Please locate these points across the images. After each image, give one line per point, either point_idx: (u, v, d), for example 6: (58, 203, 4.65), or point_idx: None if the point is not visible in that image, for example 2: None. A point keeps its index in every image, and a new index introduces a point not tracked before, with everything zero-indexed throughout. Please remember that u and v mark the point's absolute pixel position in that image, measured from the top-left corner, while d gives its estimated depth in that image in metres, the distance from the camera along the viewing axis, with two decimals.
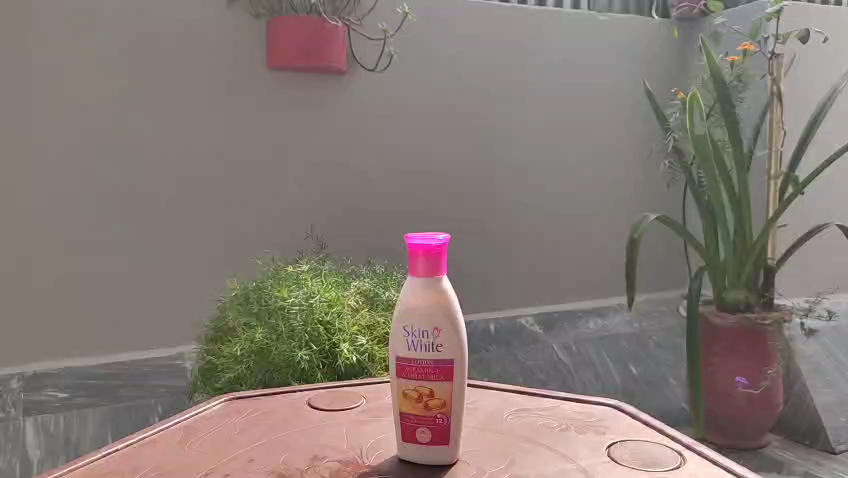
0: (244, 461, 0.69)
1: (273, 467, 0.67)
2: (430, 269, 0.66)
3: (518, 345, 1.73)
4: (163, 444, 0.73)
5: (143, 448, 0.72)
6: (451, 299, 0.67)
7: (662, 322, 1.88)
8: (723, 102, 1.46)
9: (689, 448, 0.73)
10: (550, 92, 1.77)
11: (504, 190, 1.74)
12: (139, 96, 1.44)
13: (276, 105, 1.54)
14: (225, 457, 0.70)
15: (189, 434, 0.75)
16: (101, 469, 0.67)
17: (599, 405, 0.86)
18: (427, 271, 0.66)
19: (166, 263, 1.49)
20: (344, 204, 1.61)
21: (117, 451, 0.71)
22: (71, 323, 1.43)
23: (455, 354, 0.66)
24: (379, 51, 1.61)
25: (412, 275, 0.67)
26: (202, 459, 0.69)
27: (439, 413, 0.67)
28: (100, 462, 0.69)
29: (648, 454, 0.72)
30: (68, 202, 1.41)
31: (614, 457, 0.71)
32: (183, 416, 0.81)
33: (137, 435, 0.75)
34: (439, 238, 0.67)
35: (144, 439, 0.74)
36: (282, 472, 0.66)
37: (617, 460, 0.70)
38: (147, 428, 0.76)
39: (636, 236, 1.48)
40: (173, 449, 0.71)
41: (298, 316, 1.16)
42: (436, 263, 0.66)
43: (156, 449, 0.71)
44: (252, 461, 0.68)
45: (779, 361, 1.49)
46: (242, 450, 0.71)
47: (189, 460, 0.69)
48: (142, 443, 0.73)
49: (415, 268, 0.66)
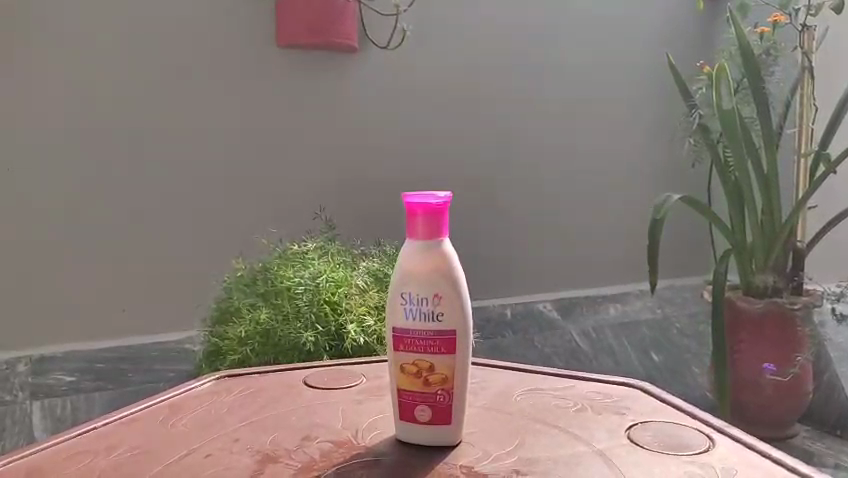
0: (229, 441, 0.65)
1: (261, 448, 0.63)
2: (431, 230, 0.61)
3: (537, 331, 1.67)
4: (146, 423, 0.69)
5: (123, 428, 0.68)
6: (453, 263, 0.62)
7: (684, 309, 1.79)
8: (752, 75, 1.38)
9: (717, 430, 0.68)
10: (568, 69, 1.70)
11: (521, 172, 1.69)
12: (143, 74, 1.40)
13: (284, 83, 1.49)
14: (209, 437, 0.65)
15: (172, 413, 0.72)
16: (74, 449, 0.63)
17: (620, 386, 0.80)
18: (427, 232, 0.61)
19: (173, 246, 1.46)
20: (353, 185, 1.56)
21: (95, 430, 0.68)
22: (76, 307, 1.41)
23: (457, 326, 0.61)
24: (392, 28, 1.55)
25: (411, 237, 0.62)
26: (184, 438, 0.65)
27: (440, 389, 0.62)
28: (77, 441, 0.65)
29: (672, 437, 0.66)
30: (71, 185, 1.38)
31: (634, 439, 0.65)
32: (169, 394, 0.77)
33: (119, 414, 0.71)
34: (440, 197, 0.62)
35: (124, 418, 0.70)
36: (268, 453, 0.62)
37: (638, 443, 0.65)
38: (130, 407, 0.73)
39: (659, 217, 1.41)
40: (156, 428, 0.68)
41: (304, 297, 1.12)
42: (437, 224, 0.61)
43: (138, 429, 0.68)
44: (238, 441, 0.64)
45: (809, 347, 1.41)
46: (229, 429, 0.67)
47: (171, 440, 0.65)
48: (124, 422, 0.69)
49: (415, 230, 0.62)
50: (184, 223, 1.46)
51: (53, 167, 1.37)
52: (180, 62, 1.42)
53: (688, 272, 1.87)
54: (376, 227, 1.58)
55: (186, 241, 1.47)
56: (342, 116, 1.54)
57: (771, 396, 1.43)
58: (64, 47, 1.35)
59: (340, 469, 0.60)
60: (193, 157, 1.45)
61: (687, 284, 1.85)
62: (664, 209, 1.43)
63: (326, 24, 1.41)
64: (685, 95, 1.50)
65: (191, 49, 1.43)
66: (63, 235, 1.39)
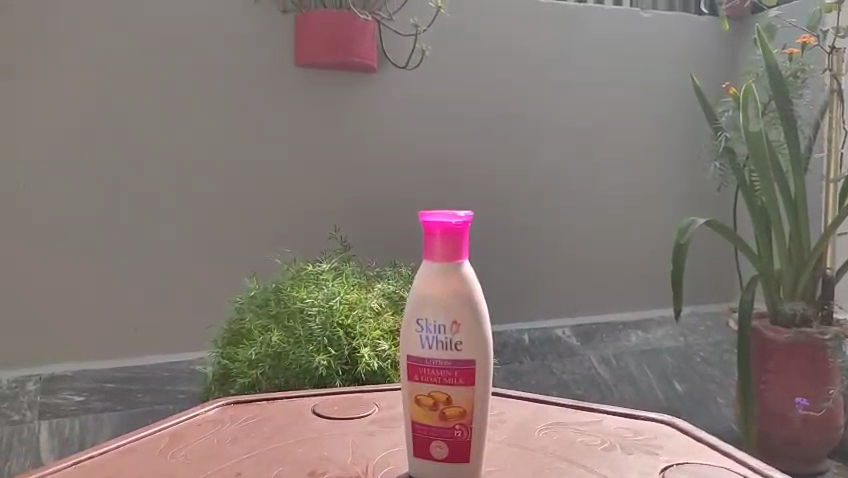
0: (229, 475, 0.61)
1: None
2: (449, 252, 0.58)
3: (555, 357, 1.63)
4: (142, 454, 0.66)
5: (119, 458, 0.65)
6: (473, 287, 0.58)
7: (708, 337, 1.74)
8: (780, 97, 1.34)
9: (760, 474, 0.63)
10: (589, 87, 1.68)
11: (539, 193, 1.65)
12: (160, 92, 1.40)
13: (303, 102, 1.48)
14: (208, 470, 0.62)
15: (172, 442, 0.69)
16: None
17: (651, 422, 0.76)
18: (445, 253, 0.58)
19: (185, 265, 1.44)
20: (369, 203, 1.54)
21: (90, 459, 0.65)
22: (87, 325, 1.39)
23: (476, 355, 0.58)
24: (411, 47, 1.54)
25: (429, 257, 0.59)
26: (181, 470, 0.62)
27: (457, 424, 0.58)
28: (69, 471, 0.62)
29: None
30: (84, 201, 1.37)
31: None
32: (171, 420, 0.74)
33: (117, 442, 0.68)
34: (460, 216, 0.59)
35: (121, 447, 0.67)
36: None
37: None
38: (129, 434, 0.70)
39: (683, 242, 1.37)
40: (152, 459, 0.64)
41: (317, 319, 1.09)
42: (457, 245, 0.58)
43: (134, 460, 0.64)
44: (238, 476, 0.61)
45: (840, 380, 1.36)
46: (229, 463, 0.64)
47: (168, 472, 0.62)
48: (121, 452, 0.66)
49: (432, 250, 0.59)
50: (197, 240, 1.44)
51: (67, 182, 1.36)
52: (198, 80, 1.42)
53: (712, 298, 1.82)
54: (392, 248, 1.56)
55: (200, 260, 1.45)
56: (359, 134, 1.52)
57: (802, 431, 1.36)
58: (83, 63, 1.35)
59: None
60: (209, 174, 1.44)
61: (711, 311, 1.80)
62: (688, 234, 1.38)
63: (345, 41, 1.40)
64: (711, 116, 1.46)
65: (211, 66, 1.42)
66: (76, 251, 1.37)
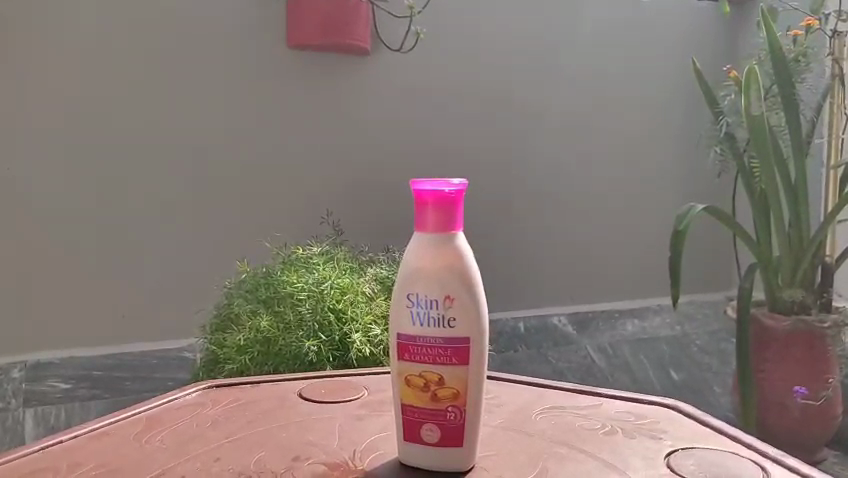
0: (209, 460, 0.58)
1: (243, 469, 0.57)
2: (442, 222, 0.55)
3: (551, 346, 1.62)
4: (116, 439, 0.63)
5: (90, 443, 0.62)
6: (468, 260, 0.56)
7: (706, 326, 1.73)
8: (783, 81, 1.31)
9: (770, 459, 0.61)
10: (587, 73, 1.65)
11: (536, 179, 1.63)
12: (147, 73, 1.36)
13: (294, 85, 1.44)
14: (185, 455, 0.59)
15: (149, 426, 0.66)
16: (31, 465, 0.58)
17: (653, 406, 0.74)
18: (437, 224, 0.55)
19: (174, 251, 1.41)
20: (362, 188, 1.51)
21: (60, 444, 0.62)
22: (73, 312, 1.35)
23: (470, 332, 0.55)
24: (406, 30, 1.51)
25: (420, 229, 0.56)
26: (157, 456, 0.59)
27: (449, 405, 0.56)
28: (36, 457, 0.59)
29: (719, 465, 0.59)
30: (69, 185, 1.33)
31: (675, 468, 0.58)
32: (148, 404, 0.71)
33: (90, 425, 0.66)
34: (454, 185, 0.56)
35: (95, 431, 0.65)
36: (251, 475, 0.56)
37: (681, 473, 0.58)
38: (103, 418, 0.67)
39: (681, 228, 1.34)
40: (126, 444, 0.62)
41: (308, 304, 1.06)
42: (451, 216, 0.55)
43: (106, 445, 0.62)
44: (218, 461, 0.58)
45: (838, 369, 1.35)
46: (208, 448, 0.61)
47: (143, 458, 0.59)
48: (92, 436, 0.64)
49: (424, 221, 0.56)
50: (186, 226, 1.41)
51: (51, 166, 1.32)
52: (187, 61, 1.38)
53: (710, 286, 1.80)
54: (386, 233, 1.53)
55: (190, 245, 1.41)
56: (353, 118, 1.49)
57: (800, 421, 1.35)
58: (67, 42, 1.31)
59: None
60: (199, 158, 1.40)
61: (709, 300, 1.78)
62: (687, 221, 1.36)
63: (339, 24, 1.36)
64: (711, 100, 1.43)
65: (202, 48, 1.38)
66: (61, 236, 1.34)
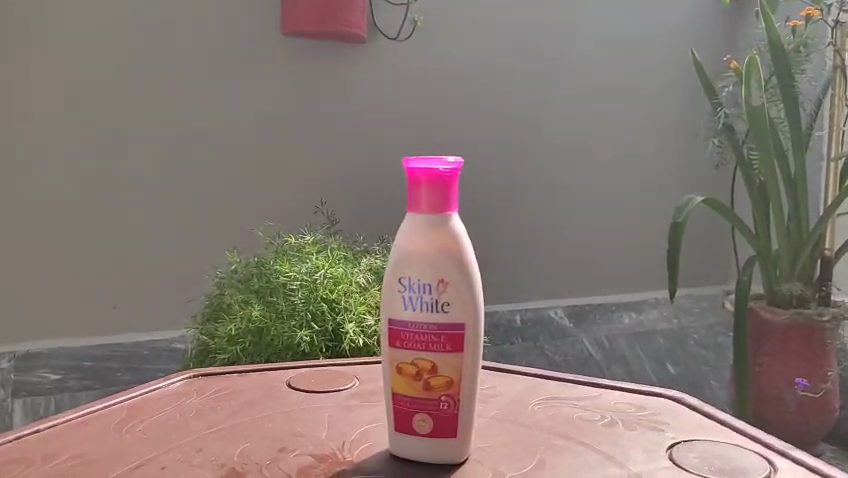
0: (191, 451, 0.56)
1: (227, 461, 0.55)
2: (437, 202, 0.53)
3: (546, 339, 1.59)
4: (96, 428, 0.61)
5: (68, 432, 0.60)
6: (463, 243, 0.54)
7: (702, 319, 1.72)
8: (784, 72, 1.28)
9: (775, 451, 0.59)
10: (587, 63, 1.63)
11: (533, 170, 1.61)
12: (138, 59, 1.33)
13: (288, 72, 1.42)
14: (167, 446, 0.57)
15: (130, 415, 0.64)
16: (6, 456, 0.56)
17: (655, 398, 0.72)
18: (432, 204, 0.53)
19: (165, 241, 1.38)
20: (357, 177, 1.49)
21: (37, 432, 0.60)
22: (62, 302, 1.33)
23: (465, 319, 0.53)
24: (403, 18, 1.48)
25: (414, 209, 0.54)
26: (138, 447, 0.57)
27: (443, 395, 0.54)
28: (12, 446, 0.57)
29: (724, 459, 0.58)
30: (58, 172, 1.31)
31: (677, 461, 0.57)
32: (131, 393, 0.69)
33: (69, 415, 0.64)
34: (449, 163, 0.54)
35: (74, 420, 0.63)
36: (235, 467, 0.54)
37: (684, 466, 0.56)
38: (83, 407, 0.65)
39: (680, 220, 1.32)
40: (106, 434, 0.60)
41: (300, 294, 1.04)
42: (446, 196, 0.53)
43: (84, 435, 0.60)
44: (200, 453, 0.56)
45: (837, 361, 1.33)
46: (191, 438, 0.59)
47: (123, 448, 0.57)
48: (70, 425, 0.62)
49: (418, 201, 0.54)
50: (178, 215, 1.39)
51: (40, 152, 1.29)
52: (178, 47, 1.35)
53: (707, 279, 1.78)
54: (381, 223, 1.51)
55: (181, 234, 1.39)
56: (348, 106, 1.46)
57: (798, 415, 1.33)
58: (56, 26, 1.28)
59: None
60: (192, 146, 1.38)
61: (707, 293, 1.76)
62: (685, 213, 1.34)
63: (335, 12, 1.34)
64: (710, 91, 1.41)
65: (195, 34, 1.36)
66: (49, 224, 1.31)
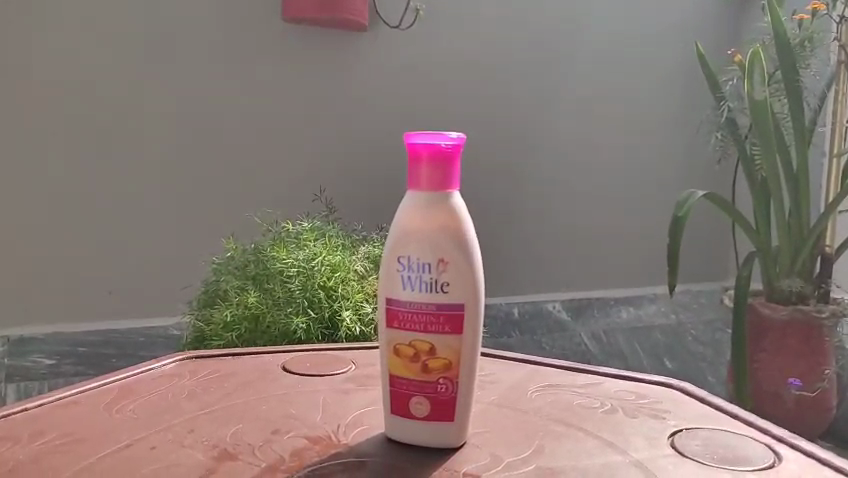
0: (182, 432, 0.56)
1: (217, 442, 0.54)
2: (436, 179, 0.52)
3: (545, 333, 1.60)
4: (85, 408, 0.60)
5: (56, 411, 0.59)
6: (464, 221, 0.53)
7: (701, 315, 1.71)
8: (788, 66, 1.27)
9: (779, 441, 0.58)
10: (589, 56, 1.61)
11: (533, 162, 1.60)
12: (136, 42, 1.31)
13: (288, 59, 1.40)
14: (157, 426, 0.57)
15: (120, 396, 0.63)
16: None
17: (657, 387, 0.71)
18: (431, 181, 0.52)
19: (161, 227, 1.37)
20: (355, 166, 1.47)
21: (25, 411, 0.59)
22: (56, 287, 1.32)
23: (465, 299, 0.52)
24: (404, 7, 1.47)
25: (414, 187, 0.53)
26: (127, 426, 0.56)
27: (441, 377, 0.53)
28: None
29: (727, 448, 0.57)
30: (53, 155, 1.29)
31: (680, 449, 0.56)
32: (122, 374, 0.68)
33: (58, 394, 0.63)
34: (450, 140, 0.52)
35: (64, 399, 0.62)
36: (226, 448, 0.53)
37: (685, 454, 0.55)
38: (73, 387, 0.64)
39: (681, 214, 1.31)
40: (95, 414, 0.59)
41: (298, 281, 1.03)
42: (446, 173, 0.52)
43: (73, 414, 0.59)
44: (191, 433, 0.55)
45: (834, 359, 1.33)
46: (182, 419, 0.58)
47: (111, 428, 0.56)
48: (59, 404, 0.61)
49: (418, 178, 0.53)
50: (174, 200, 1.37)
51: (35, 136, 1.28)
52: (177, 30, 1.33)
53: (706, 275, 1.77)
54: (379, 213, 1.50)
55: (178, 220, 1.38)
56: (347, 94, 1.45)
57: (794, 412, 1.33)
58: (52, 8, 1.26)
59: (309, 470, 0.50)
60: (190, 131, 1.37)
61: (705, 289, 1.76)
62: (686, 207, 1.33)
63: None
64: (714, 84, 1.40)
65: (193, 18, 1.34)
66: (44, 208, 1.30)
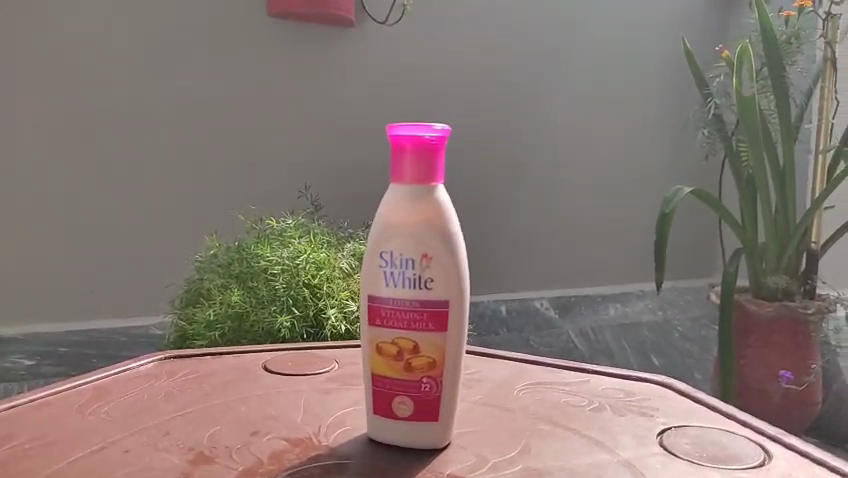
0: (157, 434, 0.54)
1: (194, 445, 0.53)
2: (420, 172, 0.51)
3: (532, 330, 1.59)
4: (57, 410, 0.58)
5: (28, 413, 0.57)
6: (449, 215, 0.52)
7: (689, 311, 1.70)
8: (775, 62, 1.27)
9: (768, 439, 0.58)
10: (575, 52, 1.61)
11: (520, 159, 1.59)
12: (117, 38, 1.30)
13: (272, 55, 1.39)
14: (131, 428, 0.55)
15: (95, 397, 0.61)
16: None
17: (645, 384, 0.70)
18: (415, 174, 0.51)
19: (143, 224, 1.35)
20: (340, 162, 1.45)
21: None
22: (36, 286, 1.30)
23: (449, 295, 0.51)
24: (391, 3, 1.45)
25: (397, 180, 0.52)
26: (101, 429, 0.55)
27: (425, 376, 0.52)
28: None
29: (716, 446, 0.56)
30: (33, 152, 1.28)
31: (668, 447, 0.55)
32: (98, 375, 0.67)
33: (31, 396, 0.61)
34: (435, 132, 0.51)
35: (37, 401, 0.60)
36: (203, 451, 0.52)
37: (674, 452, 0.54)
38: (47, 388, 0.63)
39: (668, 211, 1.30)
40: (68, 416, 0.57)
41: (282, 278, 1.02)
42: (430, 165, 0.51)
43: (45, 416, 0.57)
44: (167, 435, 0.54)
45: (820, 353, 1.33)
46: (158, 421, 0.57)
47: (85, 430, 0.55)
48: (32, 406, 0.59)
49: (402, 172, 0.51)
50: (156, 197, 1.35)
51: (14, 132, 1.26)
52: (158, 26, 1.32)
53: (693, 272, 1.77)
54: (365, 210, 1.49)
55: (160, 218, 1.36)
56: (333, 90, 1.43)
57: (780, 407, 1.33)
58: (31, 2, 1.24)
59: (288, 473, 0.49)
60: (172, 127, 1.35)
61: (693, 286, 1.75)
62: (673, 204, 1.32)
63: None
64: (700, 80, 1.39)
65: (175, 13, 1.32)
66: (24, 205, 1.28)
